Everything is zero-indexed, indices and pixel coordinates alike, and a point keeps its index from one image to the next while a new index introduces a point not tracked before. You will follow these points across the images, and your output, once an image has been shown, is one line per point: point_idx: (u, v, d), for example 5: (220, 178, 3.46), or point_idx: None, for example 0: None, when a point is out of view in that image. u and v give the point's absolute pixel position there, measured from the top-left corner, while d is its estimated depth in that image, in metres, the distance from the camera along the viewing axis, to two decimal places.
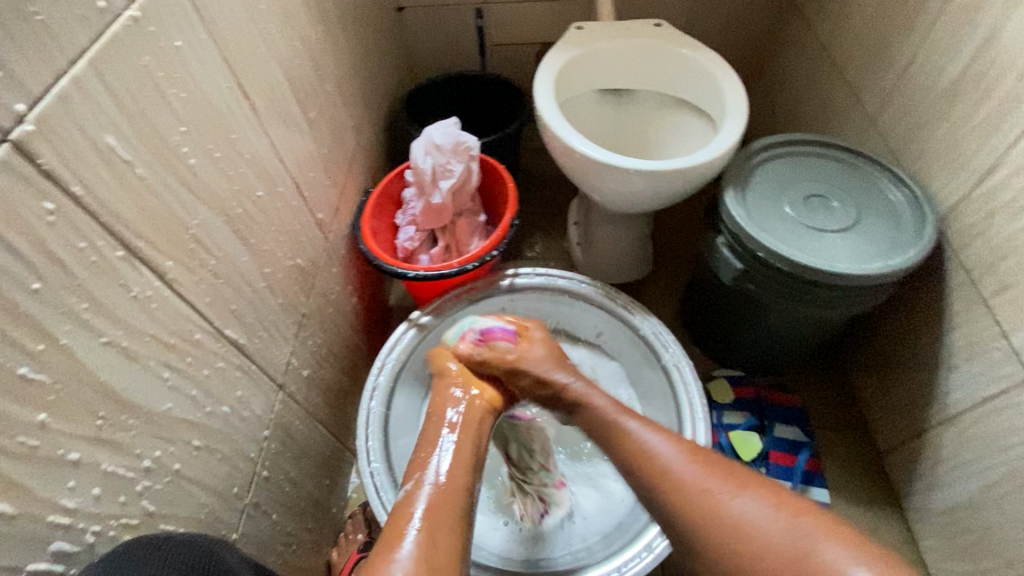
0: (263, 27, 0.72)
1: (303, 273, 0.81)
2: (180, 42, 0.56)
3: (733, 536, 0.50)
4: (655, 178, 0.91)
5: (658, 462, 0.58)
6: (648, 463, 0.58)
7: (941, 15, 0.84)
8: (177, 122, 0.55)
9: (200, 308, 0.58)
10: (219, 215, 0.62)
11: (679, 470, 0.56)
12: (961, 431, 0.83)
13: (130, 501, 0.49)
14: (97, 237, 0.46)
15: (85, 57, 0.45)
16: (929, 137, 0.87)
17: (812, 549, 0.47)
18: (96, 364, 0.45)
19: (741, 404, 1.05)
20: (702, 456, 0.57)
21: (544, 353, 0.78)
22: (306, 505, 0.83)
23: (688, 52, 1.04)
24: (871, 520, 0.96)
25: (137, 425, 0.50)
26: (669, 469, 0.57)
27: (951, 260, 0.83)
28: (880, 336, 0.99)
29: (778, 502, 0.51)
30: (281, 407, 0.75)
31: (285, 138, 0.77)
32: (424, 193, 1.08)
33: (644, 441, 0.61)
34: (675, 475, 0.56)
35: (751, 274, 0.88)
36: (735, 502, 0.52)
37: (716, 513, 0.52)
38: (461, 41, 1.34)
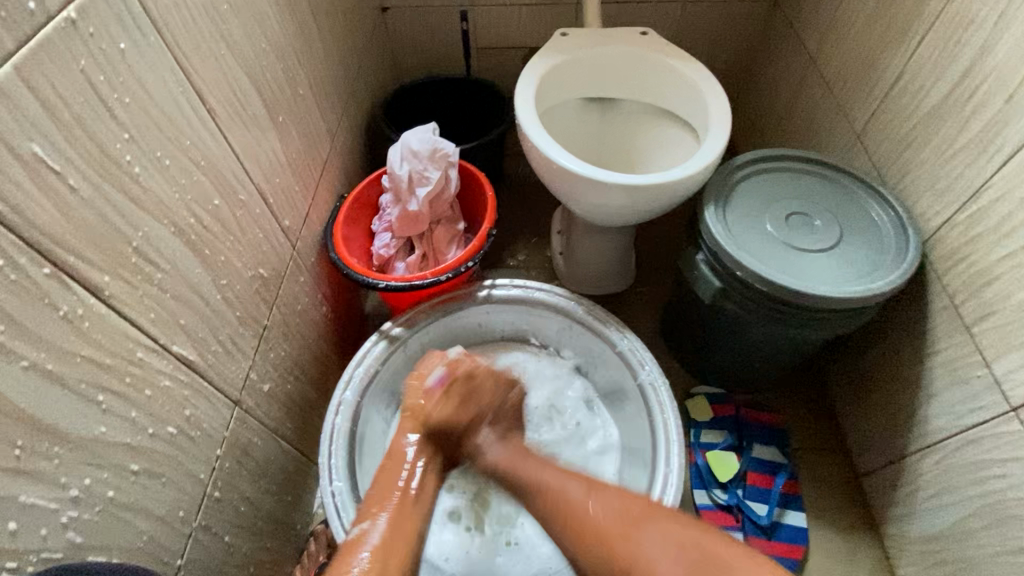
0: (225, 28, 0.69)
1: (266, 284, 0.78)
2: (125, 44, 0.53)
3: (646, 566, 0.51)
4: (634, 191, 0.89)
5: (568, 501, 0.59)
6: (563, 512, 0.59)
7: (929, 33, 0.82)
8: (120, 129, 0.52)
9: (143, 324, 0.55)
10: (169, 227, 0.59)
11: (597, 516, 0.56)
12: (941, 459, 0.81)
13: (54, 534, 0.46)
14: (20, 254, 0.43)
15: (9, 62, 0.42)
16: (914, 157, 0.86)
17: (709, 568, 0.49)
18: (15, 390, 0.42)
19: (720, 423, 1.03)
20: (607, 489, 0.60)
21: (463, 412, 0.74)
22: (265, 524, 0.80)
23: (672, 62, 1.02)
24: (849, 546, 0.94)
25: (64, 453, 0.47)
26: (586, 518, 0.57)
27: (934, 283, 0.81)
28: (861, 356, 0.97)
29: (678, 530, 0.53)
30: (237, 424, 0.72)
31: (248, 144, 0.74)
32: (401, 200, 1.05)
33: (558, 489, 0.62)
34: (593, 526, 0.56)
35: (729, 292, 0.86)
36: (636, 542, 0.53)
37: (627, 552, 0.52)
38: (445, 43, 1.31)
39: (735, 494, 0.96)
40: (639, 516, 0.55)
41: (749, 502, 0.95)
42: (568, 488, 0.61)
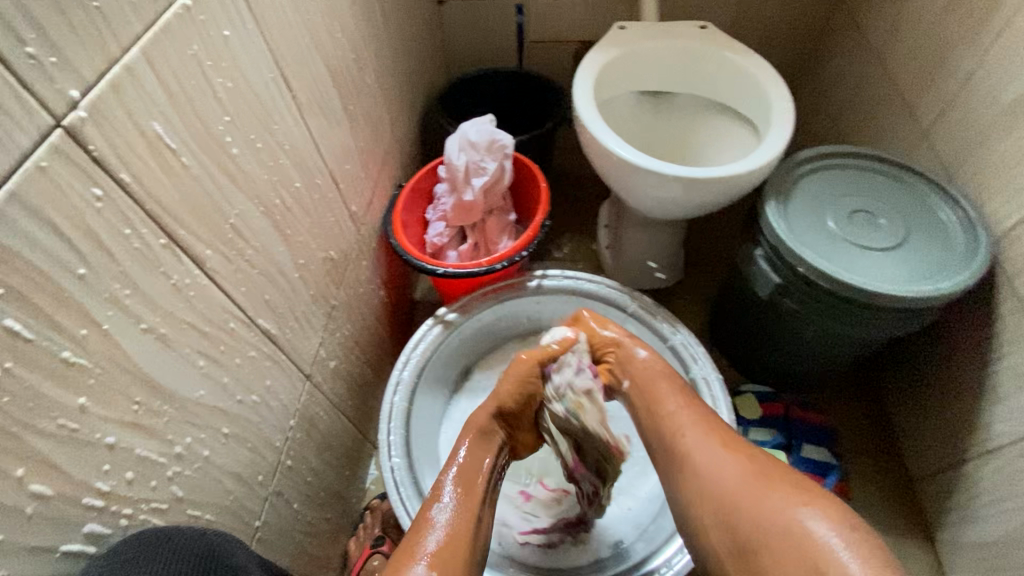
0: (308, 17, 0.72)
1: (335, 265, 0.82)
2: (228, 32, 0.56)
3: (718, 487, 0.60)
4: (692, 185, 0.89)
5: (680, 426, 0.68)
6: (673, 429, 0.68)
7: (1007, 28, 0.80)
8: (222, 111, 0.55)
9: (235, 297, 0.59)
10: (258, 206, 0.62)
11: (687, 427, 0.67)
12: (1003, 465, 0.79)
13: (161, 486, 0.50)
14: (142, 225, 0.46)
15: (138, 45, 0.45)
16: (986, 155, 0.83)
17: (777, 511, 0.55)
18: (133, 349, 0.46)
19: (769, 421, 1.02)
20: (718, 432, 0.65)
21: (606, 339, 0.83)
22: (327, 495, 0.84)
23: (733, 56, 1.01)
24: (900, 550, 0.93)
25: (170, 411, 0.50)
26: (696, 458, 0.64)
27: (1004, 286, 0.79)
28: (920, 359, 0.95)
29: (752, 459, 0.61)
30: (307, 397, 0.75)
31: (324, 130, 0.77)
32: (456, 190, 1.07)
33: (669, 410, 0.70)
34: (684, 438, 0.66)
35: (788, 289, 0.86)
36: (709, 452, 0.63)
37: (700, 467, 0.63)
38: (500, 36, 1.32)
39: None
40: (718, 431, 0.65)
41: None
42: (670, 401, 0.71)
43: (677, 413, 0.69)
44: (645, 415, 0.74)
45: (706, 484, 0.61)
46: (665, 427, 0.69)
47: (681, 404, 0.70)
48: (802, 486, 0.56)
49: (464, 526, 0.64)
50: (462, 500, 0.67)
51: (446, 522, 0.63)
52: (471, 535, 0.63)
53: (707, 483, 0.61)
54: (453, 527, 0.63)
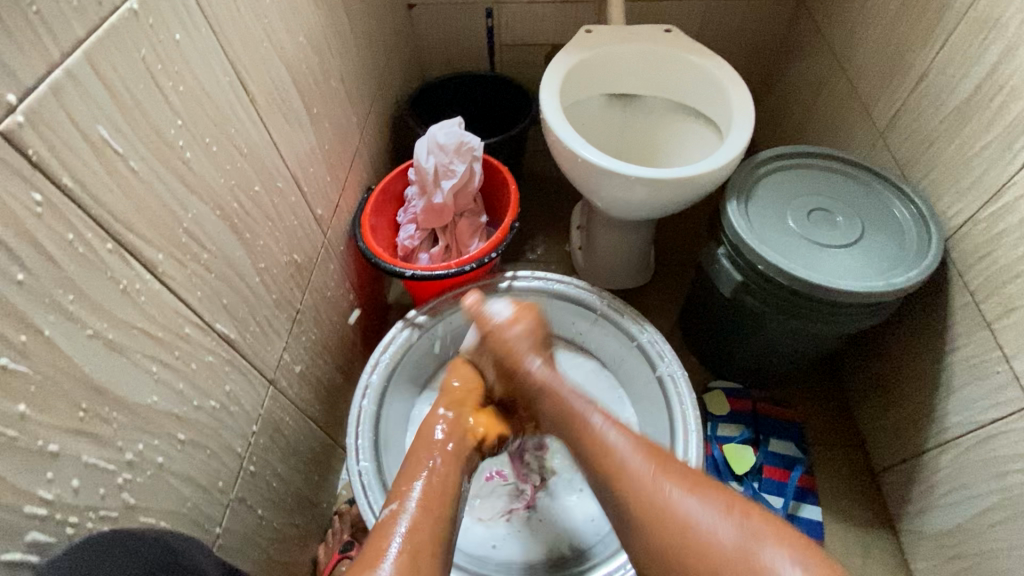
0: (267, 21, 0.72)
1: (299, 269, 0.81)
2: (179, 36, 0.56)
3: (681, 542, 0.53)
4: (656, 186, 0.90)
5: (615, 464, 0.60)
6: (608, 464, 0.61)
7: (956, 31, 0.83)
8: (174, 116, 0.55)
9: (190, 302, 0.58)
10: (215, 210, 0.62)
11: (631, 461, 0.59)
12: (959, 455, 0.81)
13: (110, 493, 0.49)
14: (87, 230, 0.46)
15: (81, 49, 0.45)
16: (939, 154, 0.86)
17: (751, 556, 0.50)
18: (80, 356, 0.46)
19: (737, 417, 1.04)
20: (656, 456, 0.60)
21: (527, 331, 0.78)
22: (294, 501, 0.83)
23: (697, 59, 1.03)
24: (865, 540, 0.95)
25: (120, 418, 0.50)
26: (655, 503, 0.56)
27: (957, 280, 0.82)
28: (880, 353, 0.97)
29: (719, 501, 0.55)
30: (271, 402, 0.75)
31: (286, 133, 0.77)
32: (426, 193, 1.07)
33: (590, 424, 0.65)
34: (626, 468, 0.59)
35: (750, 287, 0.87)
36: (673, 496, 0.55)
37: (649, 498, 0.56)
38: (470, 40, 1.33)
39: (751, 487, 0.97)
40: (665, 463, 0.59)
41: (765, 495, 0.97)
42: (611, 438, 0.63)
43: (603, 435, 0.63)
44: (568, 433, 0.67)
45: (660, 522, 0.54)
46: (590, 450, 0.63)
47: (624, 435, 0.63)
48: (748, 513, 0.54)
49: (427, 529, 0.59)
50: (426, 496, 0.63)
51: (409, 513, 0.60)
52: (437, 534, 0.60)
53: (662, 523, 0.54)
54: (418, 516, 0.60)
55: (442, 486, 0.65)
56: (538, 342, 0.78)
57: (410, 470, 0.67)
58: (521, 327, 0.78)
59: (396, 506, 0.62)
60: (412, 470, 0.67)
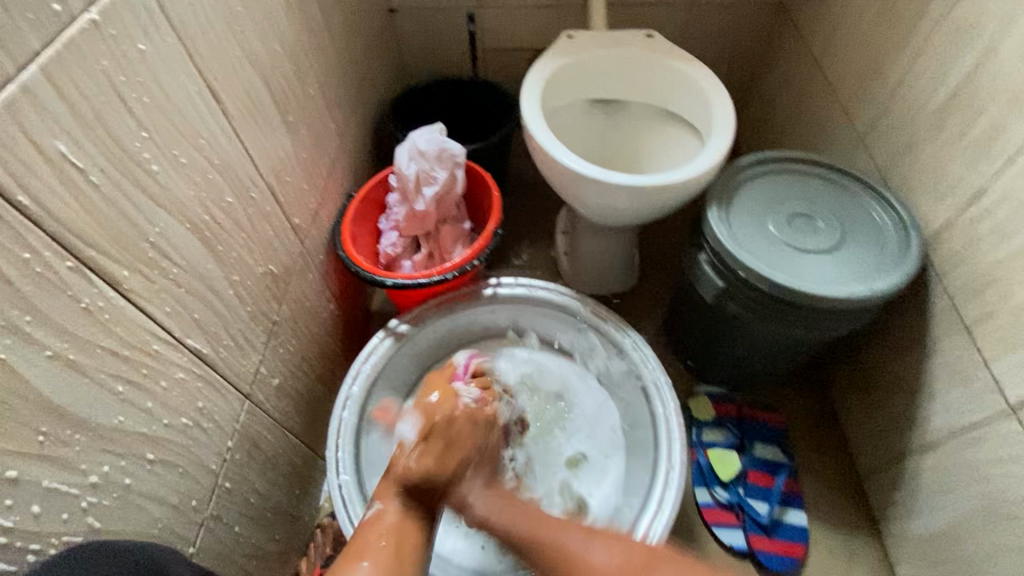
0: (239, 29, 0.71)
1: (276, 280, 0.80)
2: (144, 46, 0.55)
3: None
4: (637, 192, 0.90)
5: None
6: None
7: (933, 36, 0.83)
8: (139, 128, 0.54)
9: (159, 318, 0.57)
10: (185, 224, 0.60)
11: None
12: (942, 459, 0.82)
13: (74, 518, 0.48)
14: (44, 247, 0.44)
15: (36, 62, 0.43)
16: (917, 158, 0.86)
17: None
18: (39, 378, 0.44)
19: (722, 422, 1.04)
20: (642, 567, 0.54)
21: (428, 458, 0.67)
22: (273, 516, 0.82)
23: (678, 64, 1.03)
24: (849, 544, 0.95)
25: (83, 440, 0.48)
26: None
27: (937, 284, 0.82)
28: (863, 356, 0.98)
29: None
30: (248, 417, 0.73)
31: (260, 143, 0.75)
32: (408, 200, 1.06)
33: (574, 551, 0.57)
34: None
35: (732, 293, 0.87)
36: None
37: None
38: (452, 45, 1.32)
39: (736, 492, 0.97)
40: None
41: (750, 500, 0.96)
42: (591, 555, 0.56)
43: (598, 565, 0.55)
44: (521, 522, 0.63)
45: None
46: (560, 555, 0.57)
47: (602, 547, 0.57)
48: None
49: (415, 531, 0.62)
50: (408, 502, 0.64)
51: (389, 514, 0.62)
52: (400, 554, 0.57)
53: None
54: (394, 519, 0.62)
55: (417, 514, 0.64)
56: (459, 465, 0.68)
57: (386, 489, 0.66)
58: (458, 423, 0.72)
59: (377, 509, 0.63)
60: (388, 483, 0.66)
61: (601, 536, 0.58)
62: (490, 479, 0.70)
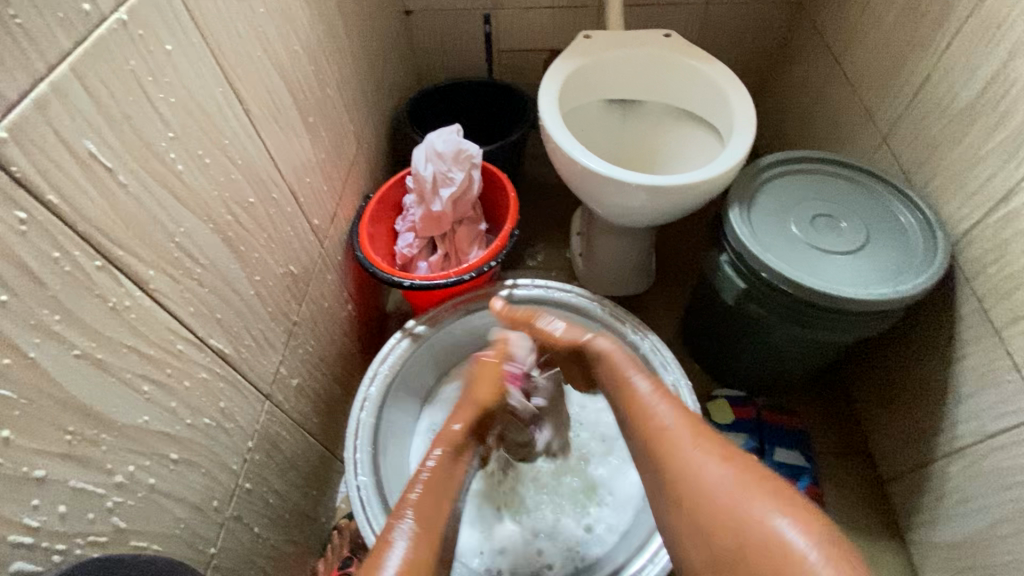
0: (261, 30, 0.71)
1: (295, 280, 0.80)
2: (170, 46, 0.55)
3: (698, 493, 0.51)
4: (656, 193, 0.89)
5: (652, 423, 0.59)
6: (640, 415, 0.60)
7: (959, 33, 0.82)
8: (165, 128, 0.54)
9: (183, 318, 0.57)
10: (208, 224, 0.60)
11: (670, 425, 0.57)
12: (970, 465, 0.80)
13: (99, 518, 0.48)
14: (73, 247, 0.44)
15: (67, 61, 0.44)
16: (942, 158, 0.85)
17: (748, 510, 0.48)
18: (68, 378, 0.44)
19: (741, 426, 1.03)
20: (700, 431, 0.56)
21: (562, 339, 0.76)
22: (291, 517, 0.81)
23: (697, 64, 1.02)
24: (872, 550, 0.93)
25: (109, 440, 0.48)
26: (683, 458, 0.54)
27: (964, 286, 0.80)
28: (886, 359, 0.96)
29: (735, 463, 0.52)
30: (268, 417, 0.73)
31: (281, 143, 0.76)
32: (424, 201, 1.06)
33: (649, 412, 0.60)
34: (667, 437, 0.56)
35: (753, 294, 0.86)
36: (703, 461, 0.53)
37: (666, 443, 0.56)
38: (468, 46, 1.32)
39: None
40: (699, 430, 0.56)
41: None
42: (658, 409, 0.60)
43: (665, 430, 0.57)
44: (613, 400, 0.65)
45: (698, 511, 0.50)
46: (640, 415, 0.60)
47: (672, 407, 0.60)
48: (762, 491, 0.50)
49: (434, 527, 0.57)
50: (427, 493, 0.61)
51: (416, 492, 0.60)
52: (434, 529, 0.57)
53: (686, 488, 0.52)
54: (422, 527, 0.56)
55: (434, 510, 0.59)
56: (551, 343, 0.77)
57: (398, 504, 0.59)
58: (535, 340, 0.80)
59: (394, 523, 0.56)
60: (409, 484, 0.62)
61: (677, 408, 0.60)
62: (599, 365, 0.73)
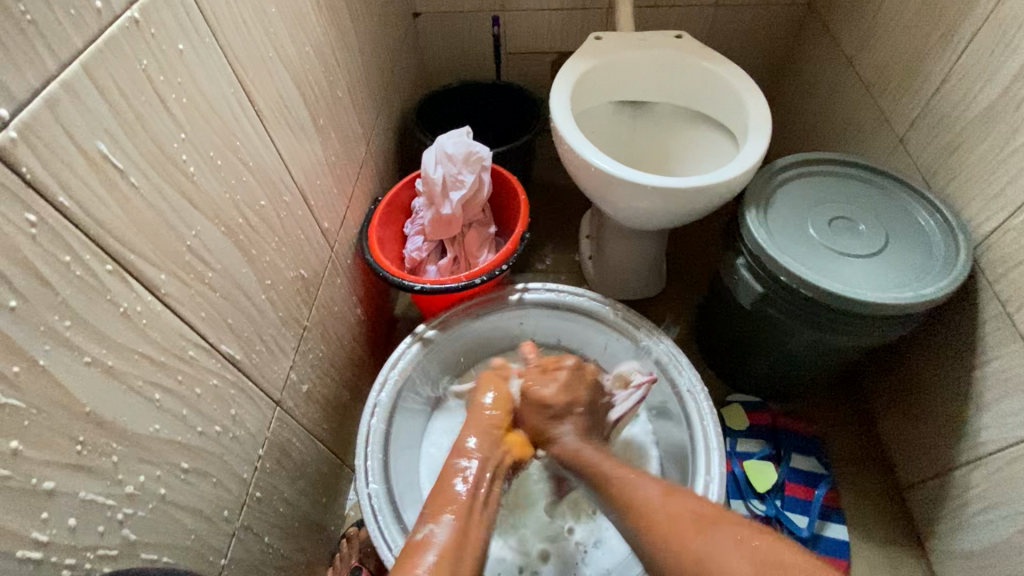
0: (272, 30, 0.70)
1: (306, 284, 0.79)
2: (183, 46, 0.54)
3: None
4: (671, 195, 0.88)
5: (651, 517, 0.57)
6: (639, 514, 0.58)
7: (979, 33, 0.80)
8: (177, 129, 0.53)
9: (194, 323, 0.56)
10: (219, 227, 0.59)
11: (670, 517, 0.55)
12: (993, 472, 0.78)
13: (109, 530, 0.46)
14: (84, 251, 0.43)
15: (78, 60, 0.42)
16: (963, 160, 0.83)
17: None
18: (77, 385, 0.43)
19: (756, 432, 1.01)
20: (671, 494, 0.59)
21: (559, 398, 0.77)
22: (301, 525, 0.80)
23: (710, 65, 1.00)
24: (892, 559, 0.92)
25: (121, 450, 0.47)
26: (700, 553, 0.50)
27: (986, 290, 0.79)
28: (904, 364, 0.94)
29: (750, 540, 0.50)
30: (278, 424, 0.72)
31: (292, 145, 0.74)
32: (434, 204, 1.05)
33: (637, 493, 0.61)
34: (666, 525, 0.55)
35: (771, 298, 0.84)
36: (718, 546, 0.50)
37: (685, 544, 0.52)
38: (476, 47, 1.31)
39: (773, 505, 0.94)
40: (711, 518, 0.54)
41: (789, 514, 0.93)
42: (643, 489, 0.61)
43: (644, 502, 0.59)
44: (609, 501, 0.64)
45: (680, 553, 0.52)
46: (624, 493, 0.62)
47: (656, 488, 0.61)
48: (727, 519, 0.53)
49: (465, 546, 0.58)
50: (461, 518, 0.61)
51: (443, 533, 0.58)
52: (461, 545, 0.57)
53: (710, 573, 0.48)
54: (449, 539, 0.58)
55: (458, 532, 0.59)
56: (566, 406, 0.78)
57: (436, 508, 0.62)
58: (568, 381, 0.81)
59: (424, 534, 0.58)
60: (447, 498, 0.63)
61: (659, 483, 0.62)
62: (588, 427, 0.77)
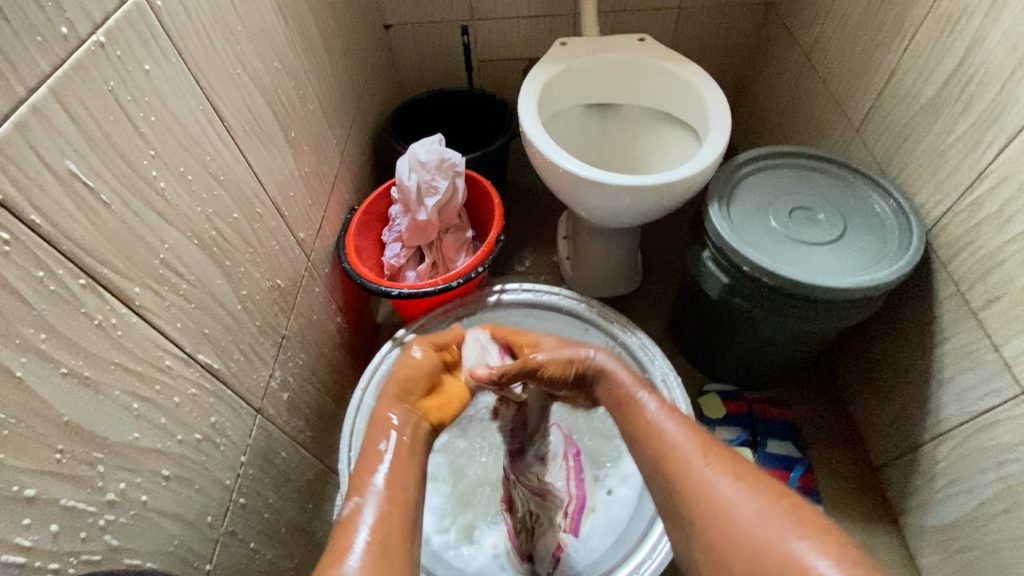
0: (239, 48, 0.72)
1: (283, 294, 0.80)
2: (149, 66, 0.56)
3: (726, 529, 0.46)
4: (638, 193, 0.90)
5: (662, 446, 0.54)
6: (654, 444, 0.55)
7: (922, 27, 0.84)
8: (146, 146, 0.55)
9: (170, 333, 0.57)
10: (193, 239, 0.61)
11: (678, 448, 0.53)
12: (956, 445, 0.81)
13: (91, 536, 0.48)
14: (58, 266, 0.45)
15: (46, 84, 0.44)
16: (913, 148, 0.87)
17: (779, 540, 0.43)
18: (54, 396, 0.44)
19: (733, 420, 1.04)
20: (712, 451, 0.52)
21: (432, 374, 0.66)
22: (287, 531, 0.81)
23: (671, 66, 1.04)
24: (868, 537, 0.94)
25: (103, 458, 0.49)
26: (699, 484, 0.49)
27: (940, 271, 0.82)
28: (870, 347, 0.98)
29: (765, 492, 0.48)
30: (260, 431, 0.73)
31: (264, 159, 0.76)
32: (410, 211, 1.07)
33: (649, 418, 0.57)
34: (672, 451, 0.53)
35: (737, 288, 0.87)
36: (717, 480, 0.49)
37: (687, 478, 0.50)
38: (447, 57, 1.34)
39: None
40: (725, 459, 0.51)
41: None
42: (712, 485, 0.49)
43: (693, 466, 0.51)
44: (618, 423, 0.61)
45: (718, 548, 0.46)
46: (638, 420, 0.58)
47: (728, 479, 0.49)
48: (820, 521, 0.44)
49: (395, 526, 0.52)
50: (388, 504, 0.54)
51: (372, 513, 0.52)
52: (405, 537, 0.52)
53: (700, 510, 0.48)
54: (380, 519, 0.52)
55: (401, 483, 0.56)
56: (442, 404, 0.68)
57: (360, 480, 0.56)
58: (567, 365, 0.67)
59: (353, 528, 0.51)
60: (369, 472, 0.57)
61: (715, 457, 0.51)
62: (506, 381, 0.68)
